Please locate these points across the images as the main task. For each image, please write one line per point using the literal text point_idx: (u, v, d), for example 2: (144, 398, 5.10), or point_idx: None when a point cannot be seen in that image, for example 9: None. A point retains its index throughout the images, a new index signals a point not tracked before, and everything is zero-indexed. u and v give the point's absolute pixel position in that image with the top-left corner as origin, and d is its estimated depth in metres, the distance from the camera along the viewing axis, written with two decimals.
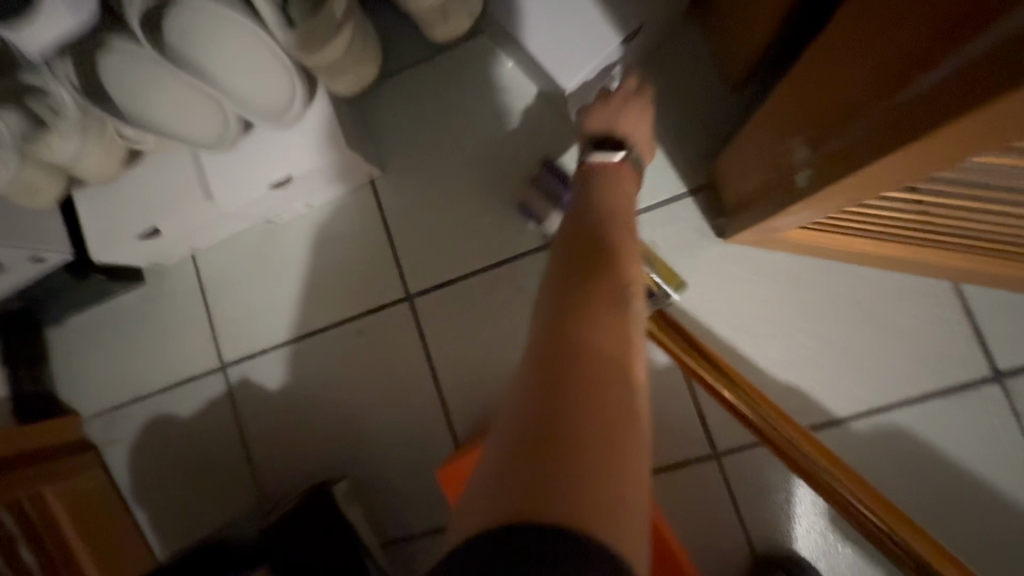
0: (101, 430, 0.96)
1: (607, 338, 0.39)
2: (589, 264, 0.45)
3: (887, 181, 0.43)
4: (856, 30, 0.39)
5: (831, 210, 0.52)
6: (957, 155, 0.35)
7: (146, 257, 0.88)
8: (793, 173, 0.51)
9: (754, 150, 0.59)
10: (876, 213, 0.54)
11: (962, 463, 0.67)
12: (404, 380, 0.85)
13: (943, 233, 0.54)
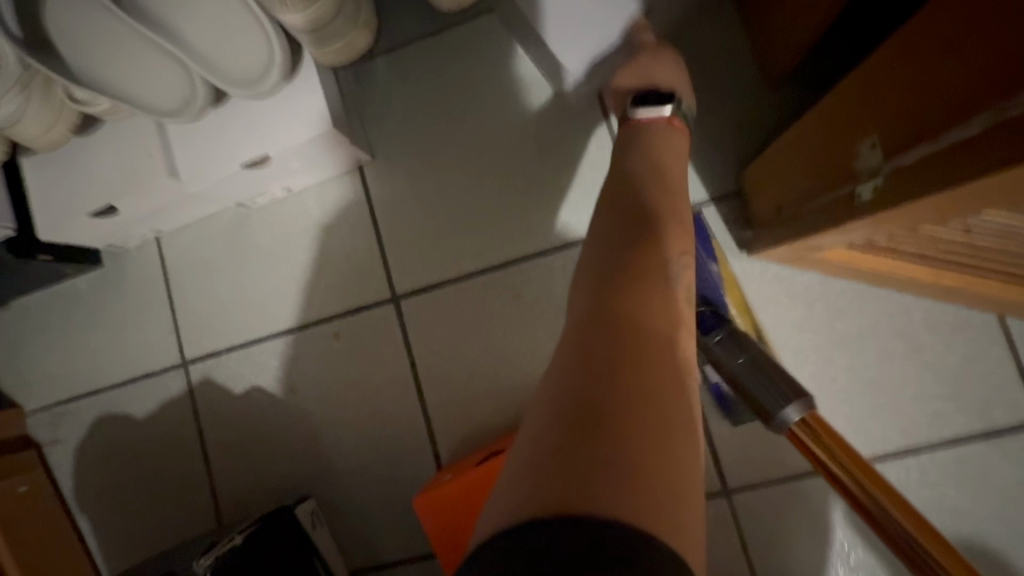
0: (45, 427, 0.87)
1: (655, 326, 0.41)
2: (639, 254, 0.46)
3: (890, 228, 0.44)
4: (870, 84, 0.41)
5: (887, 232, 0.45)
6: (956, 212, 0.37)
7: (104, 238, 0.79)
8: (832, 194, 0.47)
9: (794, 162, 0.54)
10: (932, 239, 0.48)
11: (999, 515, 0.61)
12: (386, 390, 0.77)
13: (1007, 263, 0.48)
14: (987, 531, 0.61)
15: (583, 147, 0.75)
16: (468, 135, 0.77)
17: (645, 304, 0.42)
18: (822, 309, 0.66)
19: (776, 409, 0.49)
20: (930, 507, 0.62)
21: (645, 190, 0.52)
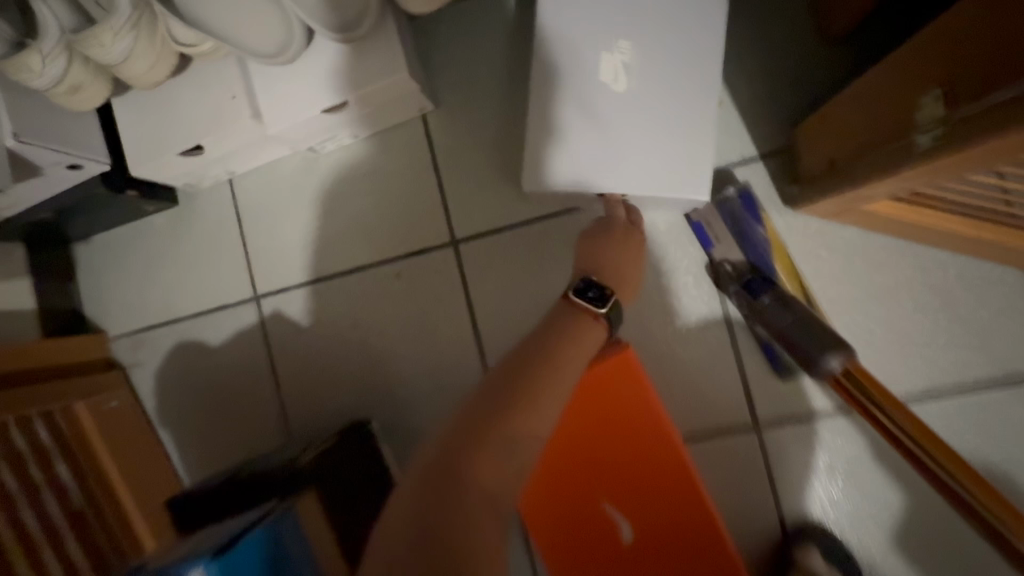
0: (127, 350, 0.95)
1: (497, 472, 0.43)
2: (518, 381, 0.47)
3: (937, 174, 0.48)
4: (946, 38, 0.44)
5: (931, 181, 0.50)
6: (999, 158, 0.41)
7: (184, 176, 0.85)
8: (887, 144, 0.51)
9: (851, 117, 0.58)
10: (973, 188, 0.52)
11: (1009, 452, 0.67)
12: (443, 326, 0.84)
13: None
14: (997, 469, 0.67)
15: None
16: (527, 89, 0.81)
17: (495, 447, 0.43)
18: (860, 263, 0.71)
19: (819, 359, 0.55)
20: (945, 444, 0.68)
21: (529, 359, 0.49)
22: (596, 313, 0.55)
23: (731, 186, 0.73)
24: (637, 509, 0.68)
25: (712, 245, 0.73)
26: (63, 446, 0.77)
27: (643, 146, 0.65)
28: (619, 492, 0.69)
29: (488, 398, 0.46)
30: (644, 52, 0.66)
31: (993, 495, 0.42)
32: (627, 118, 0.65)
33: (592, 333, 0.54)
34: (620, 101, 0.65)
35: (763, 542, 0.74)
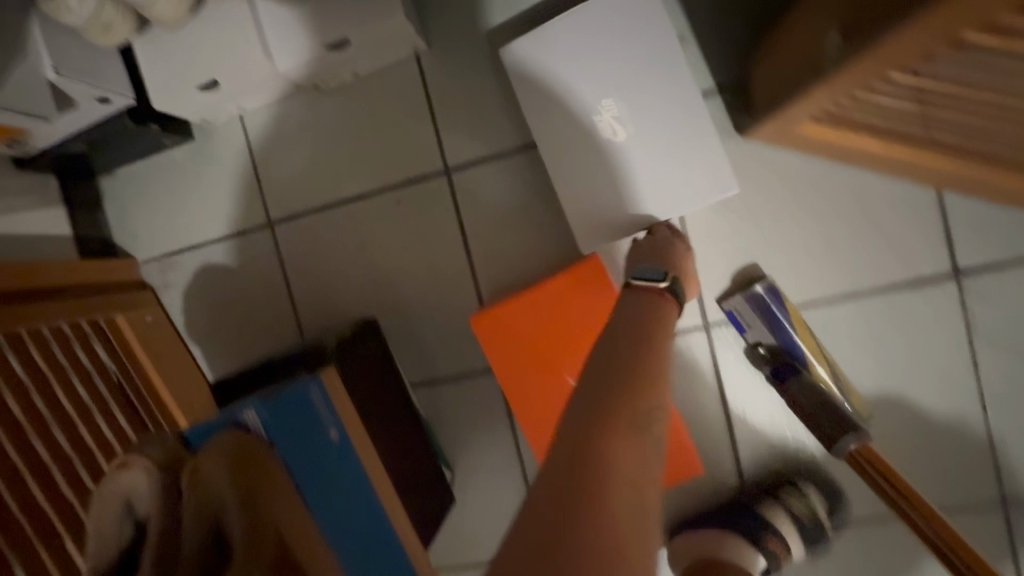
0: (156, 273, 1.07)
1: (637, 434, 0.50)
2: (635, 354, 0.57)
3: (845, 88, 0.57)
4: None
5: (835, 97, 0.61)
6: (884, 68, 0.50)
7: (200, 112, 0.93)
8: (808, 69, 0.60)
9: (783, 49, 0.67)
10: (879, 112, 0.62)
11: (911, 342, 0.81)
12: (438, 247, 0.95)
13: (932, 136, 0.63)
14: (897, 354, 0.82)
15: None
16: (510, 29, 0.89)
17: (631, 415, 0.51)
18: (798, 184, 0.82)
19: (837, 440, 0.65)
20: (860, 337, 0.82)
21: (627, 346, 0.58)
22: (664, 289, 0.70)
23: (760, 285, 0.81)
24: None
25: (746, 329, 0.82)
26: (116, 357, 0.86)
27: (659, 173, 0.81)
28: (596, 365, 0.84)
29: (620, 376, 0.54)
30: (628, 106, 0.80)
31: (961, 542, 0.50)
32: (634, 172, 0.81)
33: (668, 309, 0.68)
34: (621, 156, 0.81)
35: (711, 423, 0.88)
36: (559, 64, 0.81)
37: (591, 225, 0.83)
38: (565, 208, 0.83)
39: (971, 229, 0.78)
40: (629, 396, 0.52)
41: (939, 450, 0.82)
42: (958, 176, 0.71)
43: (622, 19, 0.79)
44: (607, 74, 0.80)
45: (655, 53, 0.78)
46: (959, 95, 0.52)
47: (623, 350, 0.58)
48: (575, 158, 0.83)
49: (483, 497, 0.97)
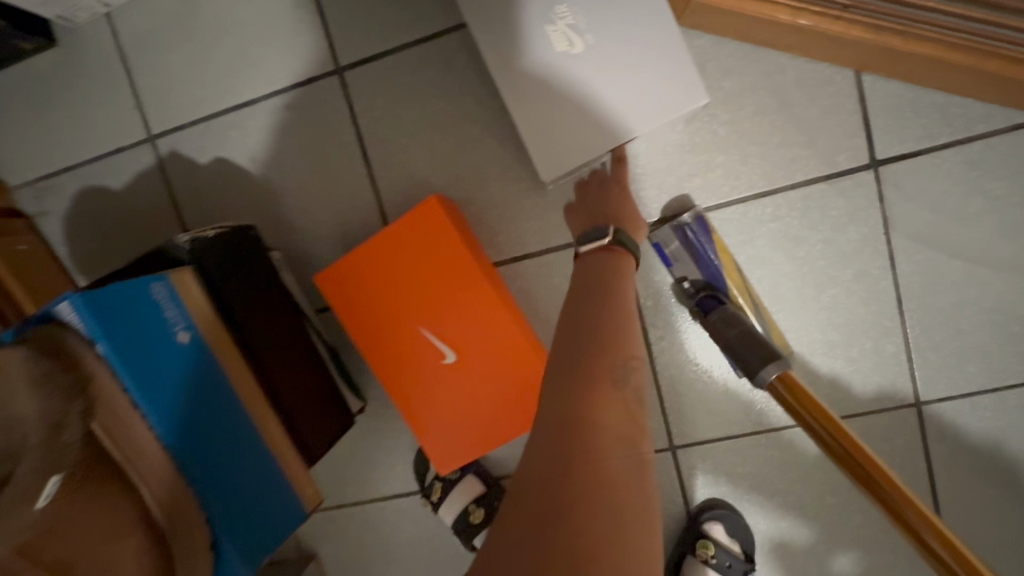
0: (32, 200, 0.97)
1: (615, 408, 0.46)
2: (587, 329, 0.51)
3: None
4: None
5: None
6: None
7: (53, 5, 0.83)
8: None
9: None
10: None
11: (829, 239, 0.77)
12: (334, 157, 0.86)
13: None
14: (817, 253, 0.77)
15: None
16: None
17: (601, 381, 0.47)
18: (712, 70, 0.76)
19: (756, 371, 0.62)
20: (778, 236, 0.78)
21: (599, 292, 0.56)
22: (612, 245, 0.63)
23: (687, 213, 0.76)
24: (458, 338, 0.77)
25: (671, 264, 0.77)
26: None
27: (624, 90, 0.71)
28: (444, 323, 0.78)
29: (593, 337, 0.51)
30: (589, 9, 0.71)
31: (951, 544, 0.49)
32: (596, 95, 0.72)
33: (626, 265, 0.62)
34: (583, 70, 0.72)
35: None
36: None
37: (558, 157, 0.74)
38: (524, 135, 0.75)
39: (890, 113, 0.74)
40: (586, 382, 0.47)
41: (859, 353, 0.79)
42: (873, 46, 0.67)
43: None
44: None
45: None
46: None
47: (592, 337, 0.51)
48: (534, 93, 0.74)
49: (398, 426, 0.92)
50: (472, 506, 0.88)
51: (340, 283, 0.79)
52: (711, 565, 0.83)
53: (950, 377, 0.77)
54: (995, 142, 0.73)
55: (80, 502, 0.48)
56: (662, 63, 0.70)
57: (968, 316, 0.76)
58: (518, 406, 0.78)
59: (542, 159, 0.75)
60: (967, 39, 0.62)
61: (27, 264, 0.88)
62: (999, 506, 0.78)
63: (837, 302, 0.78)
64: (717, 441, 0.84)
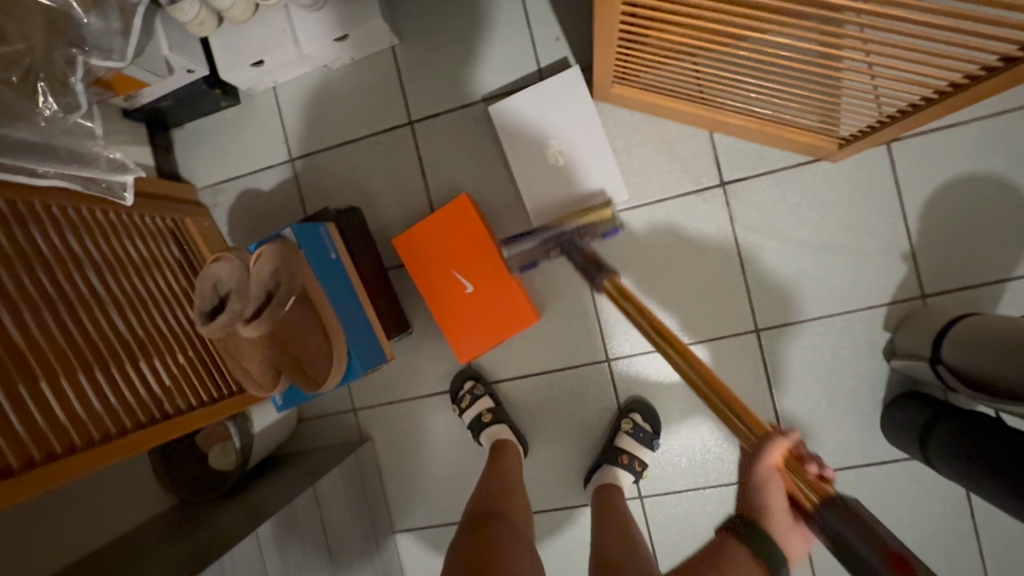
0: (208, 197, 1.53)
1: None
2: None
3: (669, 47, 1.00)
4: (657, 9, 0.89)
5: (653, 58, 1.07)
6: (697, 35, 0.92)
7: (248, 82, 1.41)
8: (633, 44, 1.04)
9: (605, 57, 1.12)
10: (669, 71, 1.11)
11: (700, 229, 1.28)
12: (404, 174, 1.41)
13: (702, 86, 1.12)
14: (692, 236, 1.29)
15: (515, 37, 1.34)
16: (452, 29, 1.37)
17: None
18: (629, 129, 1.31)
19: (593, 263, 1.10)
20: (670, 227, 1.29)
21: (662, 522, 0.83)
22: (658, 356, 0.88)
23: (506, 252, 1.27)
24: (474, 277, 1.29)
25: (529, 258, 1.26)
26: (185, 258, 1.30)
27: (585, 183, 1.28)
28: (465, 267, 1.29)
29: None
30: (567, 145, 1.29)
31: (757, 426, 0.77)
32: (569, 183, 1.29)
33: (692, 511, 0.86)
34: (564, 179, 1.29)
35: (581, 288, 1.35)
36: (526, 113, 1.30)
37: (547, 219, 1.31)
38: (528, 206, 1.32)
39: (732, 155, 1.27)
40: None
41: (720, 299, 1.28)
42: (712, 117, 1.22)
43: (557, 96, 1.29)
44: (552, 128, 1.30)
45: (580, 118, 1.28)
46: (718, 54, 0.98)
47: None
48: (534, 181, 1.31)
49: (433, 345, 1.42)
50: (485, 412, 1.34)
51: (406, 245, 1.31)
52: (629, 434, 1.28)
53: (775, 314, 1.26)
54: (792, 173, 1.25)
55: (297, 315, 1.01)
56: (610, 174, 1.28)
57: (784, 275, 1.26)
58: (510, 318, 1.28)
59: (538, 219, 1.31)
60: (759, 117, 1.17)
61: (206, 236, 1.39)
62: (802, 395, 1.26)
63: (706, 267, 1.28)
64: (637, 356, 1.34)
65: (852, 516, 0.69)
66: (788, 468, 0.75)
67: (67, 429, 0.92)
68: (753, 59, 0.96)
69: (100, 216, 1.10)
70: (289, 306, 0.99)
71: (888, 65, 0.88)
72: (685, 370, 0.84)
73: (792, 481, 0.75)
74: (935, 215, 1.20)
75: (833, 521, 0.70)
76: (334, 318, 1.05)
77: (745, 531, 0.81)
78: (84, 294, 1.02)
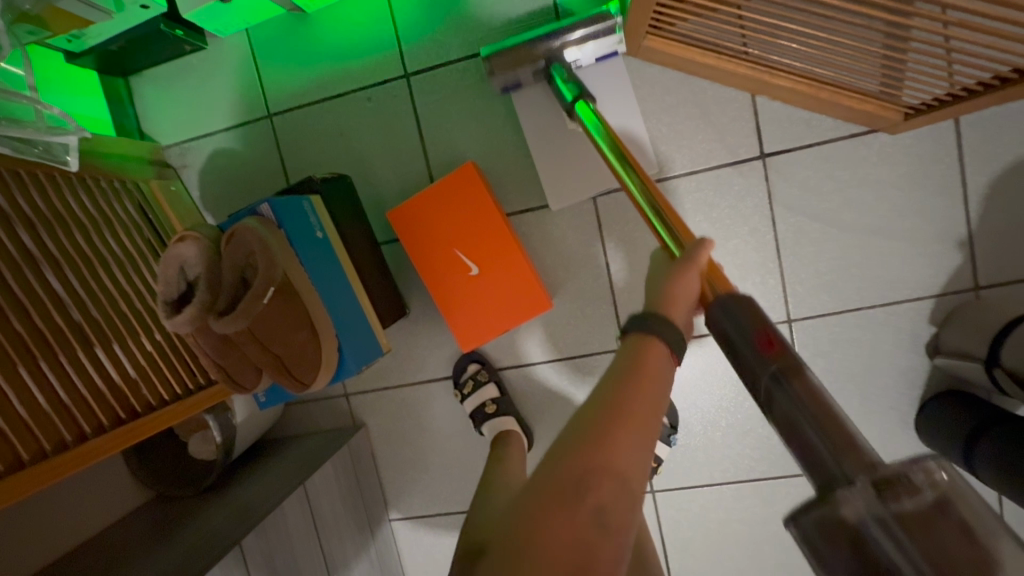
0: (176, 156, 1.35)
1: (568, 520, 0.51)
2: (596, 442, 0.55)
3: None
4: None
5: (694, 5, 0.91)
6: None
7: (214, 22, 1.19)
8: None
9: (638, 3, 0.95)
10: (712, 23, 0.95)
11: (734, 206, 1.14)
12: (399, 135, 1.24)
13: (749, 41, 0.96)
14: (724, 214, 1.15)
15: None
16: None
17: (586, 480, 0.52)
18: (658, 88, 1.14)
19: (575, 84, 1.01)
20: (700, 203, 1.15)
21: (612, 384, 0.61)
22: (701, 252, 0.68)
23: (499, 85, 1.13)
24: (478, 257, 1.15)
25: (521, 84, 1.13)
26: (151, 228, 1.14)
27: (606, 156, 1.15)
28: (468, 247, 1.15)
29: (606, 439, 0.55)
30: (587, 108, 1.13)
31: (682, 228, 0.72)
32: (588, 154, 1.16)
33: (655, 354, 0.64)
34: (582, 148, 1.16)
35: (596, 267, 1.21)
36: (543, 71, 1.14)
37: (563, 192, 1.18)
38: (543, 178, 1.18)
39: (775, 123, 1.11)
40: (564, 479, 0.53)
41: (750, 283, 1.16)
42: (757, 79, 1.05)
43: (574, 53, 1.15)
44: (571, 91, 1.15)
45: (603, 83, 1.14)
46: (773, 2, 0.83)
47: (593, 446, 0.55)
48: (549, 150, 1.17)
49: (432, 328, 1.30)
50: (489, 402, 1.23)
51: (403, 218, 1.16)
52: None
53: (810, 304, 1.15)
54: (843, 147, 1.10)
55: (279, 309, 0.86)
56: (634, 146, 1.14)
57: (824, 261, 1.13)
58: (518, 306, 1.16)
59: (552, 192, 1.18)
60: (812, 80, 1.01)
61: (176, 203, 1.24)
62: (832, 388, 1.17)
63: (737, 247, 1.15)
64: None
65: (745, 304, 0.55)
66: (705, 273, 0.66)
67: (10, 439, 0.78)
68: (816, 9, 0.80)
69: (43, 182, 0.93)
70: (269, 297, 0.84)
71: (973, 27, 0.73)
72: (623, 169, 0.81)
73: (704, 288, 0.66)
74: (999, 199, 1.07)
75: (723, 316, 0.56)
76: (322, 310, 0.91)
77: (651, 321, 0.66)
78: (22, 276, 0.86)
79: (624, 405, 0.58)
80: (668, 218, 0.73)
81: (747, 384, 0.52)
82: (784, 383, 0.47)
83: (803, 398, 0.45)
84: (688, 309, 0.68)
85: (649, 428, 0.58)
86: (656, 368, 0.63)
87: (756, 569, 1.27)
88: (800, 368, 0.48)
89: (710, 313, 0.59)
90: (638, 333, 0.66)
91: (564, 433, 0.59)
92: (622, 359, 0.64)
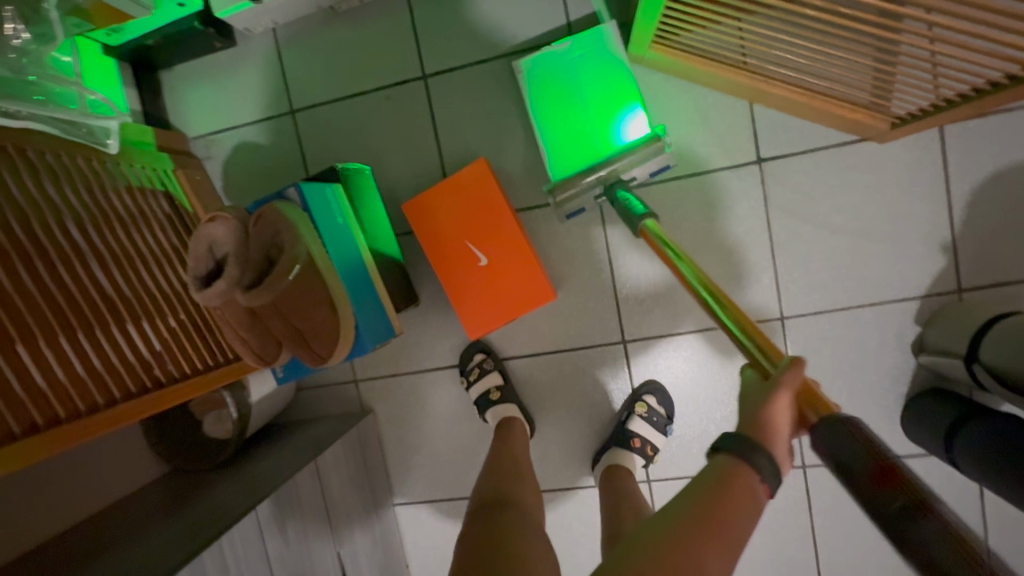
0: (201, 148, 1.41)
1: None
2: (669, 553, 0.57)
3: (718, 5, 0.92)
4: None
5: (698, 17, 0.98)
6: None
7: (244, 21, 1.26)
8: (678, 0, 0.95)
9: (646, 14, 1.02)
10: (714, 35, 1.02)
11: (732, 208, 1.21)
12: (415, 133, 1.30)
13: (748, 52, 1.03)
14: (722, 215, 1.21)
15: None
16: None
17: None
18: (661, 94, 1.21)
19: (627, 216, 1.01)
20: (699, 204, 1.21)
21: (702, 499, 0.61)
22: (793, 370, 0.65)
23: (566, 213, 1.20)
24: (488, 248, 1.21)
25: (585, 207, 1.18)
26: (175, 209, 1.18)
27: None
28: (479, 238, 1.21)
29: (680, 554, 0.57)
30: None
31: (764, 340, 0.72)
32: None
33: (745, 486, 0.62)
34: None
35: (600, 263, 1.27)
36: None
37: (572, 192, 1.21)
38: None
39: (770, 130, 1.18)
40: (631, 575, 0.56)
41: (745, 282, 1.22)
42: (755, 87, 1.12)
43: None
44: None
45: None
46: (772, 17, 0.90)
47: (666, 557, 0.57)
48: None
49: (440, 316, 1.35)
50: (493, 389, 1.28)
51: (418, 210, 1.22)
52: (641, 417, 1.23)
53: (802, 302, 1.21)
54: (834, 153, 1.17)
55: (303, 286, 0.92)
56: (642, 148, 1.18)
57: (815, 261, 1.19)
58: (525, 296, 1.21)
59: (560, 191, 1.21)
60: (805, 90, 1.08)
61: (197, 186, 1.29)
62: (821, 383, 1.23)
63: (733, 248, 1.21)
64: (654, 338, 1.28)
65: (844, 425, 0.55)
66: (802, 394, 0.64)
67: (49, 398, 0.84)
68: (810, 25, 0.87)
69: (84, 164, 1.00)
70: (294, 274, 0.90)
71: (952, 46, 0.80)
72: (692, 280, 0.82)
73: (801, 409, 0.63)
74: (981, 206, 1.13)
75: (831, 440, 0.55)
76: (342, 289, 0.97)
77: (737, 442, 0.64)
78: (65, 249, 0.92)
79: (707, 527, 0.59)
80: (738, 315, 0.74)
81: (869, 518, 0.49)
82: (916, 518, 0.46)
83: (943, 538, 0.43)
84: (783, 434, 0.64)
85: (726, 558, 0.58)
86: (745, 494, 0.61)
87: (747, 559, 1.31)
88: (925, 500, 0.47)
89: (814, 436, 0.58)
90: (727, 456, 0.64)
91: (641, 534, 0.62)
92: (709, 477, 0.64)
